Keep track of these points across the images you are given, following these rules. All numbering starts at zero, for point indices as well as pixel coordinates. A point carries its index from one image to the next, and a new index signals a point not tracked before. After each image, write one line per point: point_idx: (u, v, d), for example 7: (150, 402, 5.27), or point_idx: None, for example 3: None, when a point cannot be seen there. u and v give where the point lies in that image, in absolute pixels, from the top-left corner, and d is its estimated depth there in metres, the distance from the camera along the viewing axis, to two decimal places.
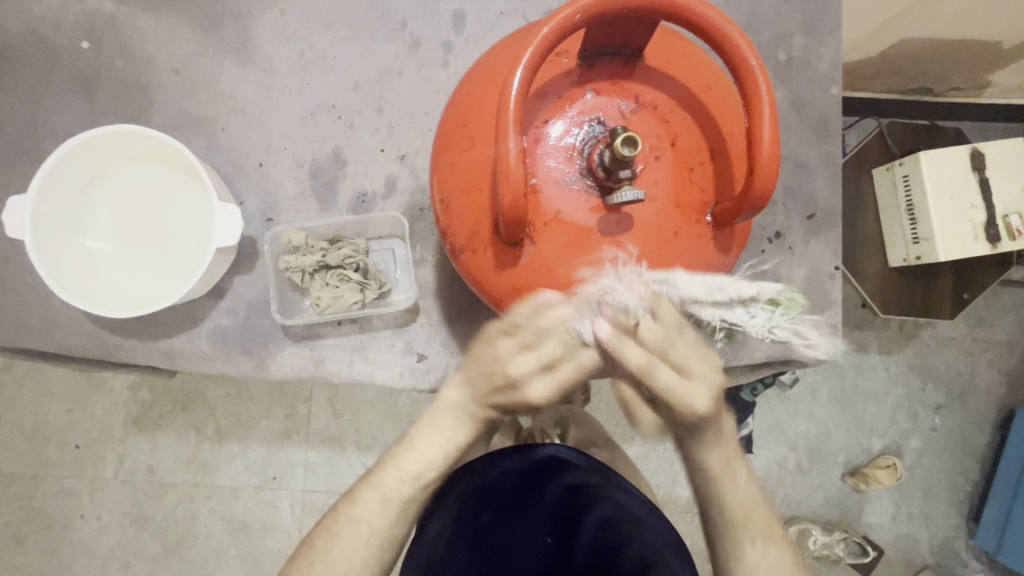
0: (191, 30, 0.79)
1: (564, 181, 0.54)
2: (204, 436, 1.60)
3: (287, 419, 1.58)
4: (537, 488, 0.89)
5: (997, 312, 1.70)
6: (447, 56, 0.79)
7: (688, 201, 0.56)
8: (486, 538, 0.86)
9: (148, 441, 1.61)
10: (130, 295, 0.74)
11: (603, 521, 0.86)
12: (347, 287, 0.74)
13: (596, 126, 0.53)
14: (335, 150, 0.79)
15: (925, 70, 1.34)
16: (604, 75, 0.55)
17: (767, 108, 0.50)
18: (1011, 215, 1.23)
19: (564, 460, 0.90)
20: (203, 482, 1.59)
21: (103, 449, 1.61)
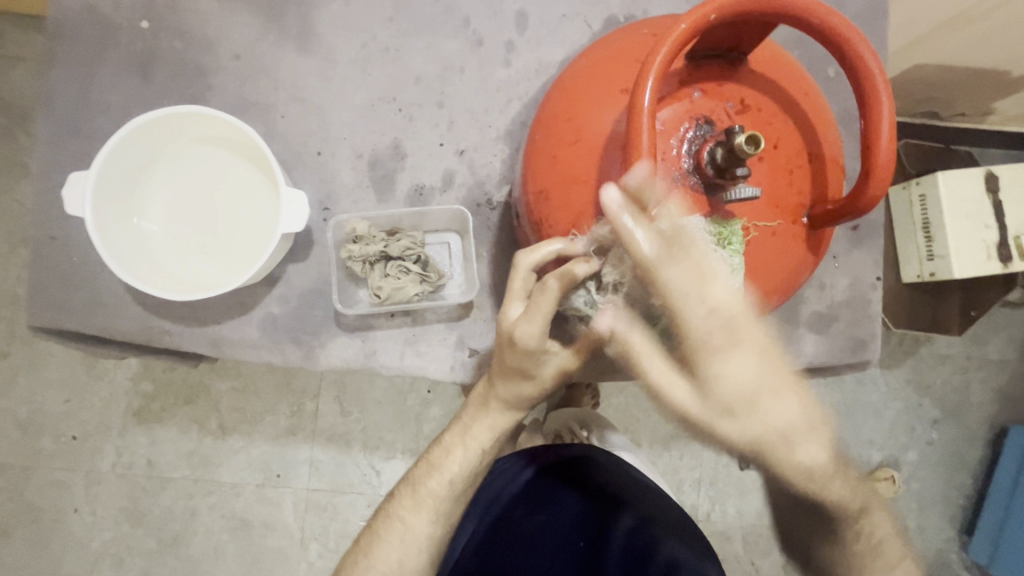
0: (253, 16, 0.78)
1: (672, 176, 0.57)
2: (206, 430, 1.57)
3: (293, 415, 1.55)
4: (570, 491, 0.90)
5: (992, 331, 1.76)
6: (508, 55, 0.80)
7: (786, 201, 0.60)
8: (517, 533, 0.87)
9: (148, 434, 1.56)
10: (183, 279, 0.73)
11: (635, 526, 0.89)
12: (409, 278, 0.74)
13: (707, 125, 0.57)
14: (394, 142, 0.79)
15: (935, 95, 1.38)
16: (712, 77, 0.59)
17: (877, 115, 0.55)
18: (1022, 236, 1.28)
19: (594, 458, 0.92)
20: (203, 478, 1.56)
21: (100, 442, 1.56)
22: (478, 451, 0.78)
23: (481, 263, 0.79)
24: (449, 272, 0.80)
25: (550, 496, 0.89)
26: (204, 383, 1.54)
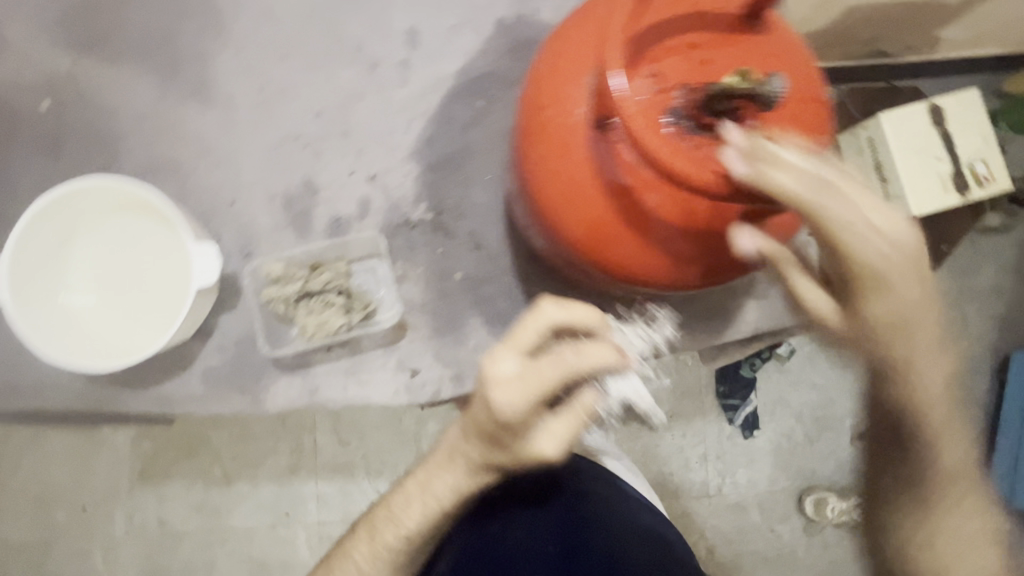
0: (151, 78, 0.79)
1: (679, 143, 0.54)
2: (211, 481, 1.57)
3: (293, 453, 1.54)
4: (543, 493, 0.91)
5: (979, 261, 1.71)
6: (405, 74, 0.81)
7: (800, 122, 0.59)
8: (495, 543, 0.89)
9: (155, 493, 1.58)
10: (114, 345, 0.73)
11: (610, 535, 0.89)
12: (332, 310, 0.75)
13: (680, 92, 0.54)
14: (305, 179, 0.80)
15: (881, 33, 1.37)
16: (650, 46, 0.56)
17: None
18: (975, 163, 1.26)
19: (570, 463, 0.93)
20: (217, 528, 1.56)
21: (110, 509, 1.57)
22: (434, 508, 0.75)
23: (409, 284, 0.79)
24: (378, 296, 0.78)
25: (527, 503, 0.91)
26: (201, 434, 1.54)
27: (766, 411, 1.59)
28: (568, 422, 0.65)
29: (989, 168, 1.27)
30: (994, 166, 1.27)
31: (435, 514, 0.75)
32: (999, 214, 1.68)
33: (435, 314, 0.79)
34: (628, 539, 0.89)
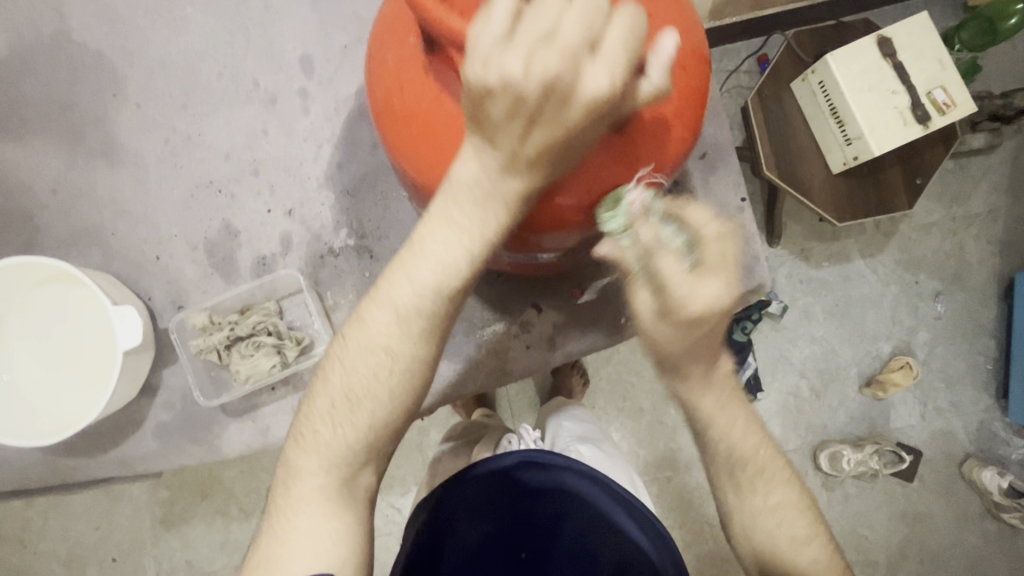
0: (57, 147, 0.80)
1: None
2: (230, 517, 1.50)
3: None
4: (516, 490, 0.83)
5: (970, 184, 1.58)
6: (305, 102, 0.80)
7: None
8: (466, 538, 0.83)
9: (178, 536, 1.51)
10: (62, 418, 0.74)
11: (582, 529, 0.84)
12: (263, 352, 0.75)
13: None
14: (224, 223, 0.79)
15: None
16: None
17: None
18: (933, 91, 1.19)
19: (536, 464, 0.82)
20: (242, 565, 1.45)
21: (139, 556, 1.51)
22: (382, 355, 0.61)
23: (343, 312, 0.79)
24: (312, 330, 0.79)
25: (493, 509, 0.84)
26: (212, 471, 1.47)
27: (767, 371, 1.55)
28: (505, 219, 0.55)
29: (949, 94, 1.19)
30: (954, 90, 1.19)
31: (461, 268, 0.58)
32: (983, 134, 1.52)
33: None
34: (600, 534, 0.83)
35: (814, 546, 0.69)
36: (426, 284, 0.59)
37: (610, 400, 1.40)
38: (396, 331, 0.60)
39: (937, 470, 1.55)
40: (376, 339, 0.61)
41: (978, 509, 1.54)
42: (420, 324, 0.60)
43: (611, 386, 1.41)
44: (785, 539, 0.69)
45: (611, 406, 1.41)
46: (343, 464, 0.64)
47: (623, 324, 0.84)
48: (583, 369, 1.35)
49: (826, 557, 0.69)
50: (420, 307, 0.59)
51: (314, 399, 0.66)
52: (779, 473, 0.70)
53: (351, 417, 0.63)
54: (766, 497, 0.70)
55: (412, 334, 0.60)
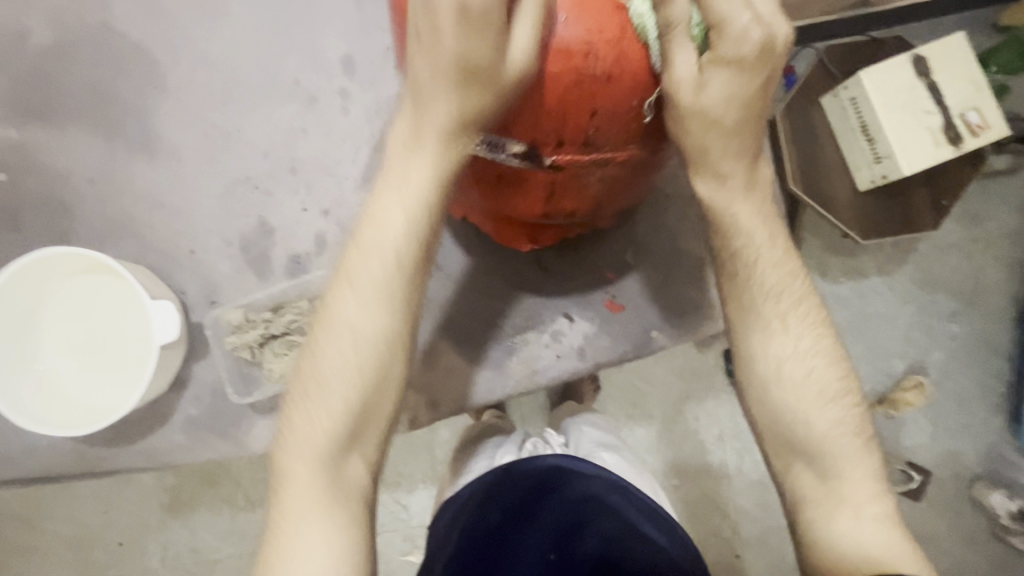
0: (96, 136, 0.80)
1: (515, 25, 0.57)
2: (237, 506, 1.43)
3: None
4: (546, 497, 0.85)
5: (991, 206, 1.57)
6: (346, 103, 0.80)
7: None
8: (496, 543, 0.82)
9: (185, 524, 1.43)
10: (94, 407, 0.75)
11: (607, 534, 0.83)
12: (297, 351, 0.76)
13: None
14: (260, 220, 0.79)
15: None
16: None
17: None
18: (967, 112, 1.18)
19: (568, 469, 0.87)
20: (248, 554, 1.42)
21: (145, 542, 1.44)
22: (350, 318, 0.62)
23: None
24: None
25: (524, 510, 0.85)
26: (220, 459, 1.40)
27: None
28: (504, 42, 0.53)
29: (983, 116, 1.18)
30: (988, 112, 1.18)
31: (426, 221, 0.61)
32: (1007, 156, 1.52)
33: None
34: (627, 538, 0.81)
35: (836, 408, 0.69)
36: (385, 237, 0.61)
37: (620, 406, 1.40)
38: (359, 307, 0.61)
39: (946, 490, 1.54)
40: (342, 315, 0.62)
41: (984, 531, 1.53)
42: (385, 292, 0.62)
43: (623, 393, 1.40)
44: (811, 393, 0.68)
45: (621, 412, 1.41)
46: (331, 456, 0.62)
47: (651, 339, 0.85)
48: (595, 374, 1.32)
49: (850, 417, 0.69)
50: (393, 278, 0.61)
51: (295, 396, 0.64)
52: (812, 323, 0.70)
53: (327, 405, 0.62)
54: (797, 342, 0.69)
55: (376, 304, 0.61)
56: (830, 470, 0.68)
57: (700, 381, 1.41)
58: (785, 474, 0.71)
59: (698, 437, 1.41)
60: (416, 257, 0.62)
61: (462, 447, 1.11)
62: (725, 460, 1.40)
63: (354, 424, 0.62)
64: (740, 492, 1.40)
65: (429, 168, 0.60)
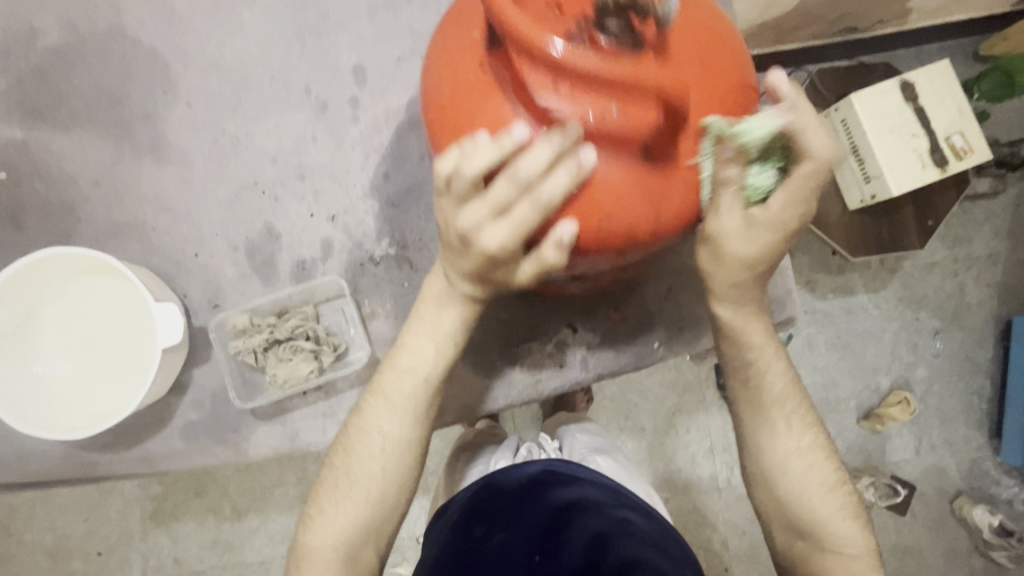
0: (101, 139, 0.80)
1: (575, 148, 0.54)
2: (222, 516, 1.38)
3: (299, 483, 1.38)
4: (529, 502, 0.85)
5: (972, 227, 1.61)
6: (356, 111, 0.81)
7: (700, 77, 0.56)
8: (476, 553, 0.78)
9: (168, 534, 1.38)
10: (93, 411, 0.74)
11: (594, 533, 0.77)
12: (301, 356, 0.75)
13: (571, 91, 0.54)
14: (266, 226, 0.79)
15: (849, 12, 1.30)
16: None
17: None
18: (952, 136, 1.23)
19: (556, 471, 0.91)
20: (232, 567, 1.37)
21: (126, 551, 1.38)
22: (393, 420, 0.68)
23: (380, 321, 0.79)
24: (348, 336, 0.79)
25: (512, 513, 0.84)
26: (206, 466, 1.34)
27: None
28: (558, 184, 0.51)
29: (967, 140, 1.23)
30: (971, 137, 1.23)
31: (450, 346, 0.70)
32: (988, 179, 1.57)
33: None
34: (616, 538, 0.75)
35: (838, 493, 0.72)
36: (422, 351, 0.69)
37: (613, 419, 1.41)
38: (388, 413, 0.68)
39: (930, 505, 1.56)
40: (374, 422, 0.69)
41: (967, 546, 1.56)
42: (409, 406, 0.69)
43: (615, 405, 1.40)
44: (815, 487, 0.72)
45: (613, 425, 1.42)
46: (350, 537, 0.67)
47: (653, 349, 0.87)
48: (589, 387, 1.33)
49: (847, 501, 0.72)
50: (415, 392, 0.69)
51: (322, 484, 0.71)
52: (800, 413, 0.74)
53: (351, 493, 0.68)
54: (798, 438, 0.73)
55: (401, 413, 0.69)
56: (823, 549, 0.71)
57: (691, 393, 1.42)
58: (787, 548, 0.73)
59: (688, 451, 1.42)
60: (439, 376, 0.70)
61: (454, 458, 1.09)
62: (716, 473, 1.41)
63: (372, 509, 0.68)
64: (730, 506, 1.41)
65: (456, 306, 0.67)
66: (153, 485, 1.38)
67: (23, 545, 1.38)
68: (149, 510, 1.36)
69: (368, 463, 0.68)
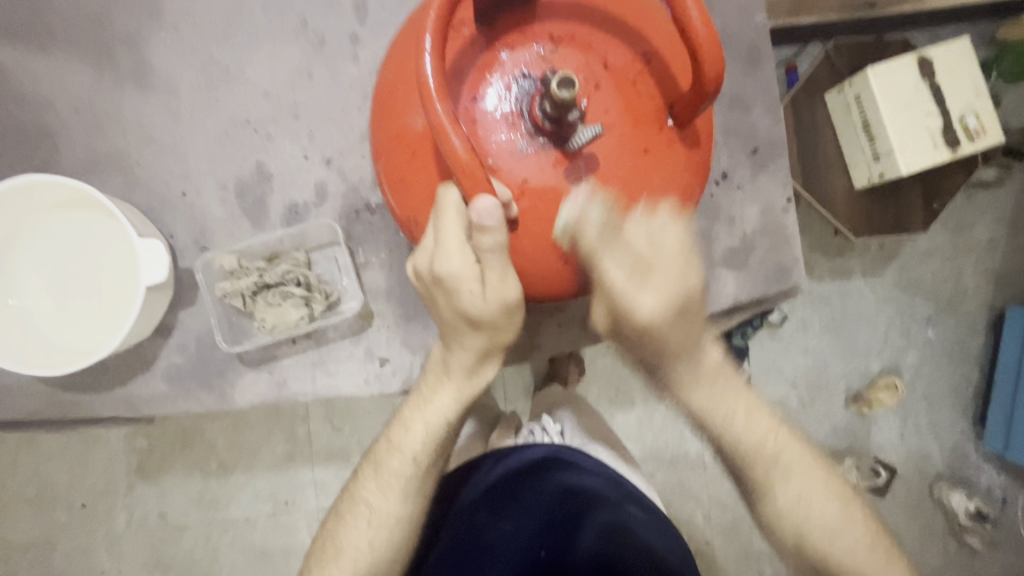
0: (82, 64, 0.75)
1: (517, 149, 0.53)
2: (208, 471, 1.36)
3: (286, 442, 1.36)
4: (531, 488, 0.85)
5: (975, 215, 1.57)
6: (355, 48, 0.76)
7: (647, 113, 0.55)
8: (482, 536, 0.82)
9: (153, 487, 1.37)
10: (73, 350, 0.72)
11: (604, 528, 0.80)
12: (291, 302, 0.73)
13: (525, 81, 0.53)
14: (257, 164, 0.76)
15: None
16: (509, 28, 0.54)
17: None
18: (965, 116, 1.20)
19: (559, 456, 0.89)
20: (217, 521, 1.37)
21: (112, 503, 1.37)
22: (412, 460, 0.72)
23: (374, 270, 0.77)
24: (340, 286, 0.77)
25: (511, 500, 0.84)
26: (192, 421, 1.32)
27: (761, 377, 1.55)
28: (451, 246, 0.54)
29: (981, 121, 1.20)
30: (986, 118, 1.20)
31: (439, 428, 0.71)
32: (994, 166, 1.53)
33: (399, 299, 0.77)
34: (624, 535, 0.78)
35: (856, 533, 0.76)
36: (436, 412, 0.70)
37: (604, 390, 1.39)
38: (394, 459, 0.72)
39: (910, 489, 1.57)
40: (387, 464, 0.73)
41: (943, 529, 1.57)
42: (413, 453, 0.72)
43: (605, 376, 1.39)
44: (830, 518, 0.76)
45: (604, 397, 1.40)
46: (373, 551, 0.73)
47: None
48: (581, 358, 1.27)
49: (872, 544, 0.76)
50: (409, 471, 0.72)
51: (340, 511, 0.76)
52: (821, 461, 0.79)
53: (372, 519, 0.74)
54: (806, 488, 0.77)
55: (408, 454, 0.72)
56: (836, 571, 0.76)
57: None
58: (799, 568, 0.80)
59: (677, 425, 1.41)
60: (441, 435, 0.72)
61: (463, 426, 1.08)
62: (702, 448, 1.41)
63: (382, 560, 0.73)
64: (715, 480, 1.42)
65: (451, 390, 0.69)
66: (139, 438, 1.36)
67: (8, 492, 1.37)
68: (135, 462, 1.34)
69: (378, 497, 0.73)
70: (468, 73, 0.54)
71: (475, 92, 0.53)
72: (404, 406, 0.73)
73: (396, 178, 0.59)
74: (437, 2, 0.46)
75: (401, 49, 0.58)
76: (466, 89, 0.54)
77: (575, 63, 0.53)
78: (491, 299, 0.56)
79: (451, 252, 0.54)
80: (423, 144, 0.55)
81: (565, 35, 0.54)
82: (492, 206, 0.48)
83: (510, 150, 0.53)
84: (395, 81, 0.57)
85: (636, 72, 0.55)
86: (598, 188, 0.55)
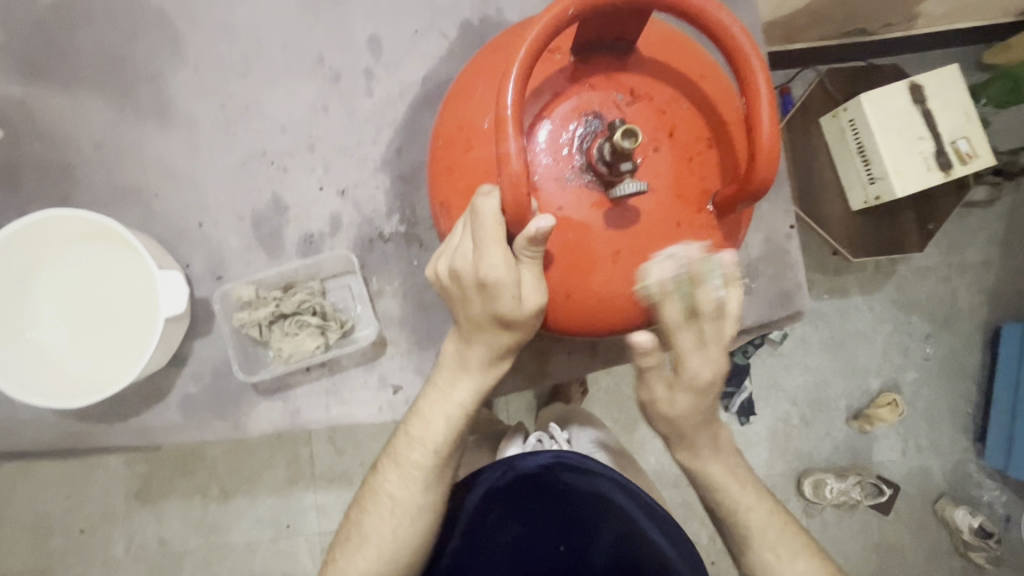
0: (106, 100, 0.77)
1: (564, 179, 0.56)
2: (209, 495, 1.35)
3: (289, 465, 1.35)
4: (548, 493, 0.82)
5: (968, 235, 1.59)
6: (370, 84, 0.79)
7: (690, 189, 0.59)
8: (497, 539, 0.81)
9: (154, 511, 1.35)
10: (91, 379, 0.73)
11: (620, 536, 0.81)
12: (307, 332, 0.74)
13: (594, 122, 0.57)
14: (274, 197, 0.78)
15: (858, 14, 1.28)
16: (597, 70, 0.58)
17: (764, 95, 0.53)
18: (958, 140, 1.23)
19: (569, 464, 0.80)
20: (218, 547, 1.35)
21: (111, 528, 1.35)
22: (434, 449, 0.69)
23: (386, 299, 0.78)
24: (355, 314, 0.78)
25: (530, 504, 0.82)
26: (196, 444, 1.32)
27: (762, 397, 1.50)
28: (496, 247, 0.53)
29: (972, 144, 1.24)
30: (977, 142, 1.24)
31: (456, 416, 0.69)
32: (986, 187, 1.57)
33: (412, 329, 0.78)
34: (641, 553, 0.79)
35: None
36: (456, 400, 0.69)
37: (607, 410, 1.40)
38: (414, 449, 0.70)
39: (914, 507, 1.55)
40: (409, 457, 0.70)
41: (947, 547, 1.55)
42: (430, 445, 0.69)
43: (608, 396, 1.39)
44: None
45: (608, 417, 1.40)
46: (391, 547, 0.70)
47: None
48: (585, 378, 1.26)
49: None
50: (426, 464, 0.70)
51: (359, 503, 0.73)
52: None
53: (393, 509, 0.71)
54: None
55: (427, 444, 0.70)
56: None
57: None
58: None
59: None
60: (458, 427, 0.70)
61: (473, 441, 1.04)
62: None
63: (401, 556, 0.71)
64: None
65: (470, 383, 0.68)
66: (142, 462, 1.35)
67: (7, 518, 1.34)
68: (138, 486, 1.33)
69: (398, 489, 0.70)
70: (546, 95, 0.58)
71: (542, 118, 0.57)
72: (419, 399, 0.71)
73: (448, 161, 0.61)
74: (528, 36, 0.48)
75: (492, 52, 0.62)
76: (539, 109, 0.57)
77: (644, 119, 0.58)
78: (525, 305, 0.57)
79: (496, 253, 0.53)
80: (482, 141, 0.57)
81: (642, 92, 0.58)
82: (546, 226, 0.50)
83: (561, 174, 0.57)
84: (479, 70, 0.61)
85: (691, 138, 0.59)
86: (627, 238, 0.58)
